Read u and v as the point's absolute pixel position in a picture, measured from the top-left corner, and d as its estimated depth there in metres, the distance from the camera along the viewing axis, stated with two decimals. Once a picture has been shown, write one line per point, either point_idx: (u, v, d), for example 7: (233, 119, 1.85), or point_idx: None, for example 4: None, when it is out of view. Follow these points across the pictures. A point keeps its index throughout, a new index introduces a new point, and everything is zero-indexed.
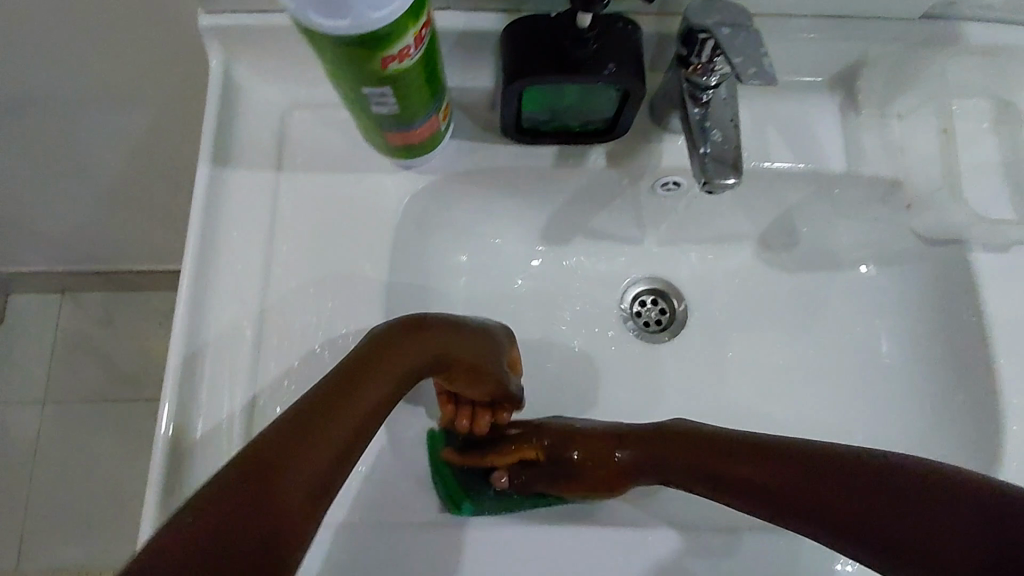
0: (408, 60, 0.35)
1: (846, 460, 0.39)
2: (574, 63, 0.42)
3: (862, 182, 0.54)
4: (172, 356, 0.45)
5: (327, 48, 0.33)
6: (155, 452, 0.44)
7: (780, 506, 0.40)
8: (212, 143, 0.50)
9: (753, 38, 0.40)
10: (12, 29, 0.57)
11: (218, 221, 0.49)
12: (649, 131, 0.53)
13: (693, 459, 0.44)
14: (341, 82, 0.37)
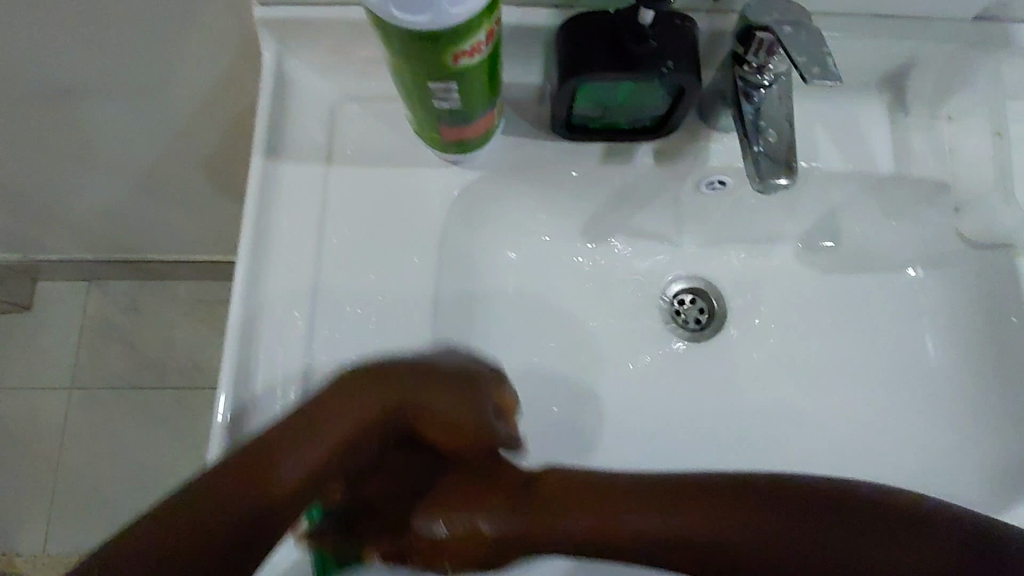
0: (477, 57, 0.36)
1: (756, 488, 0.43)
2: (632, 59, 0.42)
3: (911, 184, 0.54)
4: (227, 347, 0.46)
5: (402, 43, 0.34)
6: (211, 442, 0.45)
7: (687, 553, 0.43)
8: (265, 135, 0.50)
9: (817, 37, 0.40)
10: (61, 22, 0.57)
11: (271, 212, 0.49)
12: (698, 129, 0.53)
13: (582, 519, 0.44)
14: (408, 78, 0.37)
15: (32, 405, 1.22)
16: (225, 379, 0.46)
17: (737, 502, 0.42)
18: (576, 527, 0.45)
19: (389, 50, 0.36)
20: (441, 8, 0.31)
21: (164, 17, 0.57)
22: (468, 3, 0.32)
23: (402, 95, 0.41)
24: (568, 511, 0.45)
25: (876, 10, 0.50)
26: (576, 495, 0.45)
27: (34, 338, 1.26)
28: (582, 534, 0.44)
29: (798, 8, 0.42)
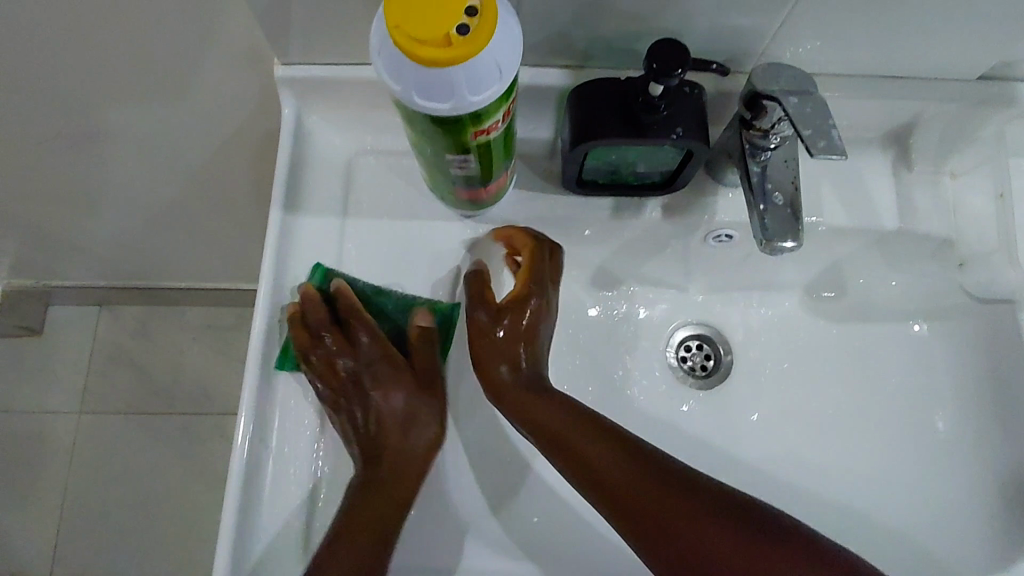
0: (493, 133, 0.38)
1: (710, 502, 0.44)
2: (642, 127, 0.44)
3: (914, 240, 0.55)
4: (246, 387, 0.48)
5: (424, 123, 0.36)
6: (229, 478, 0.46)
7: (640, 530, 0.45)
8: (284, 188, 0.51)
9: (822, 109, 0.41)
10: (89, 72, 0.59)
11: (289, 260, 0.51)
12: (705, 185, 0.54)
13: (573, 443, 0.48)
14: (428, 147, 0.40)
15: (41, 430, 1.23)
16: (242, 417, 0.47)
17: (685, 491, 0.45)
18: (563, 438, 0.48)
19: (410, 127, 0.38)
20: (461, 96, 0.33)
21: (186, 68, 0.58)
22: (486, 93, 0.34)
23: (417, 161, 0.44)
24: (549, 414, 0.49)
25: (881, 72, 0.52)
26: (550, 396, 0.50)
27: (44, 362, 1.27)
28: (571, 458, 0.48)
29: (804, 77, 0.43)
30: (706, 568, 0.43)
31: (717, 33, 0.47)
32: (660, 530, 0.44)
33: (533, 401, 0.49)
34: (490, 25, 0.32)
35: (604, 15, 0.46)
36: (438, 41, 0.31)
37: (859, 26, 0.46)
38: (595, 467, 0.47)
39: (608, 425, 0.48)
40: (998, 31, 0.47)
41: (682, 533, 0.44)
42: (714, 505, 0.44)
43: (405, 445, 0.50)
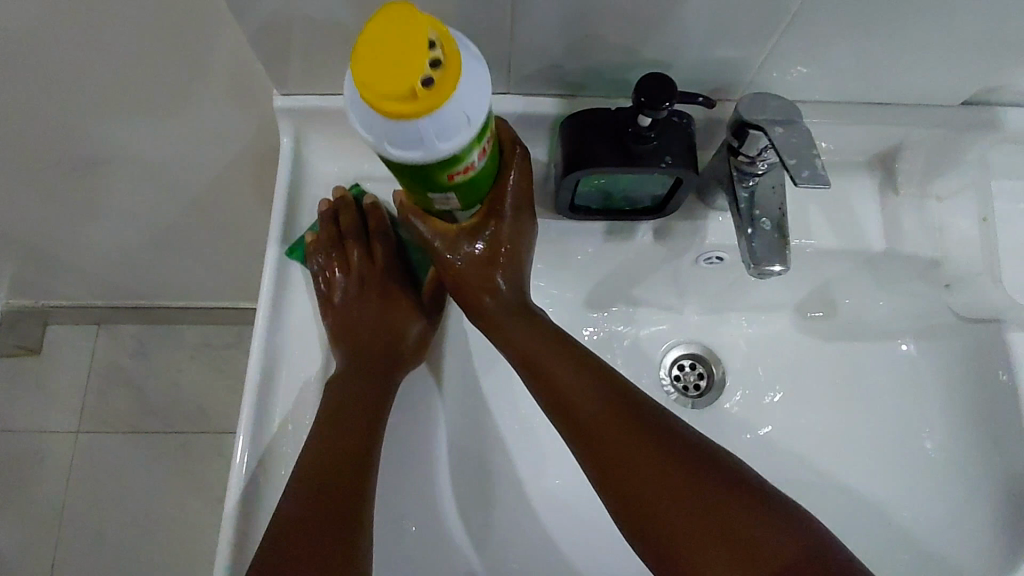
0: (471, 171, 0.41)
1: (668, 441, 0.44)
2: (633, 155, 0.45)
3: (901, 261, 0.56)
4: (244, 409, 0.49)
5: (404, 170, 0.39)
6: (228, 497, 0.48)
7: (592, 456, 0.46)
8: (281, 219, 0.54)
9: (806, 138, 0.42)
10: (90, 98, 0.60)
11: (289, 286, 0.54)
12: (695, 209, 0.55)
13: (540, 370, 0.49)
14: (410, 188, 0.43)
15: (39, 448, 1.23)
16: (240, 437, 0.49)
17: (646, 430, 0.45)
18: (534, 363, 0.49)
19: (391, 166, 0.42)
20: (433, 145, 0.36)
21: (187, 94, 0.60)
22: (455, 139, 0.37)
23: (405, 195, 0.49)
24: (523, 341, 0.50)
25: (864, 98, 0.53)
26: (529, 322, 0.51)
27: (42, 381, 1.27)
28: (538, 385, 0.49)
29: (789, 107, 0.44)
30: (657, 513, 0.43)
31: (704, 63, 0.48)
32: (611, 460, 0.45)
33: (529, 334, 0.50)
34: (450, 82, 0.34)
35: (595, 47, 0.47)
36: (402, 97, 0.33)
37: (840, 56, 0.48)
38: (579, 405, 0.47)
39: (584, 358, 0.49)
40: (977, 58, 0.48)
41: (634, 467, 0.44)
42: (672, 449, 0.44)
43: (390, 360, 0.54)
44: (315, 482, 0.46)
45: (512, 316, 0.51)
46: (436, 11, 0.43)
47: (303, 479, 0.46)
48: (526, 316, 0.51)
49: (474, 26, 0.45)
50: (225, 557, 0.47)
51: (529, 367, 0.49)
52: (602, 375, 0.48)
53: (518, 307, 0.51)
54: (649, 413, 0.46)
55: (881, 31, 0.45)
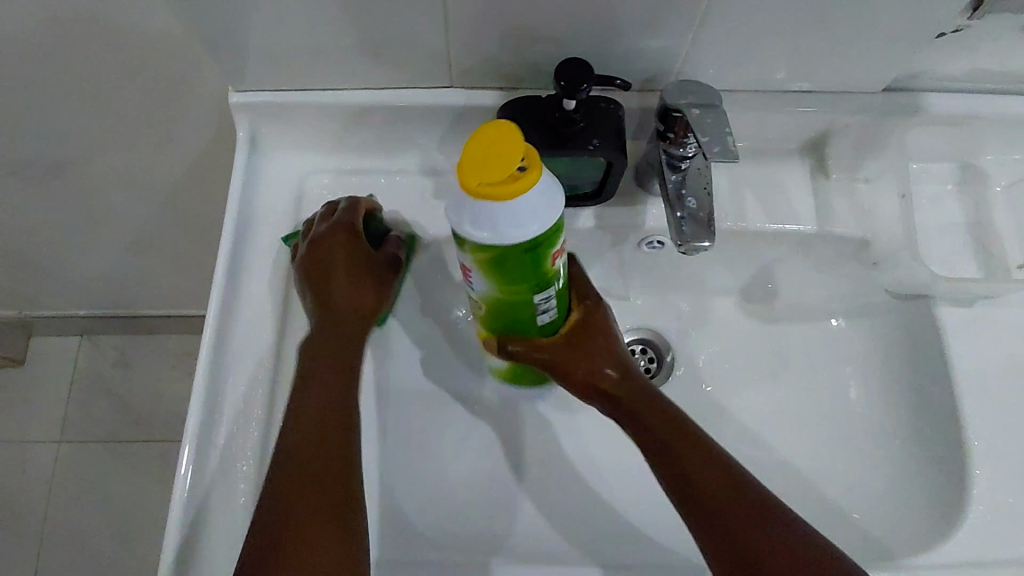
0: (560, 260, 0.45)
1: (779, 514, 0.42)
2: (561, 139, 0.48)
3: (835, 242, 0.58)
4: (190, 418, 0.50)
5: (514, 261, 0.41)
6: (173, 503, 0.49)
7: (703, 515, 0.43)
8: (234, 222, 0.55)
9: (720, 118, 0.45)
10: (59, 101, 0.63)
11: (239, 297, 0.55)
12: (635, 195, 0.58)
13: (660, 433, 0.46)
14: (512, 295, 0.45)
15: (21, 460, 1.24)
16: (185, 446, 0.50)
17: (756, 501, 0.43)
18: (653, 427, 0.47)
19: (484, 283, 0.44)
20: (541, 214, 0.39)
21: (153, 96, 0.63)
22: (555, 202, 0.40)
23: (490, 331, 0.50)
24: (642, 410, 0.48)
25: (790, 87, 0.56)
26: (653, 399, 0.48)
27: (25, 393, 1.28)
28: (655, 446, 0.46)
29: (709, 91, 0.47)
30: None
31: (631, 55, 0.51)
32: (725, 524, 0.42)
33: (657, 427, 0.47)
34: (538, 158, 0.39)
35: (527, 40, 0.50)
36: (513, 178, 0.37)
37: (759, 45, 0.51)
38: (699, 475, 0.44)
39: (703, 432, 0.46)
40: (889, 45, 0.51)
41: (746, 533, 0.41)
42: (783, 522, 0.42)
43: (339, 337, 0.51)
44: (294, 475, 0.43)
45: (626, 392, 0.49)
46: (374, 6, 0.46)
47: (285, 480, 0.43)
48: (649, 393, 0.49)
49: (411, 20, 0.48)
50: (169, 550, 0.48)
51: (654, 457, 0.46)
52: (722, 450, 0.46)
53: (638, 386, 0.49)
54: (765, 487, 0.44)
55: (793, 20, 0.48)
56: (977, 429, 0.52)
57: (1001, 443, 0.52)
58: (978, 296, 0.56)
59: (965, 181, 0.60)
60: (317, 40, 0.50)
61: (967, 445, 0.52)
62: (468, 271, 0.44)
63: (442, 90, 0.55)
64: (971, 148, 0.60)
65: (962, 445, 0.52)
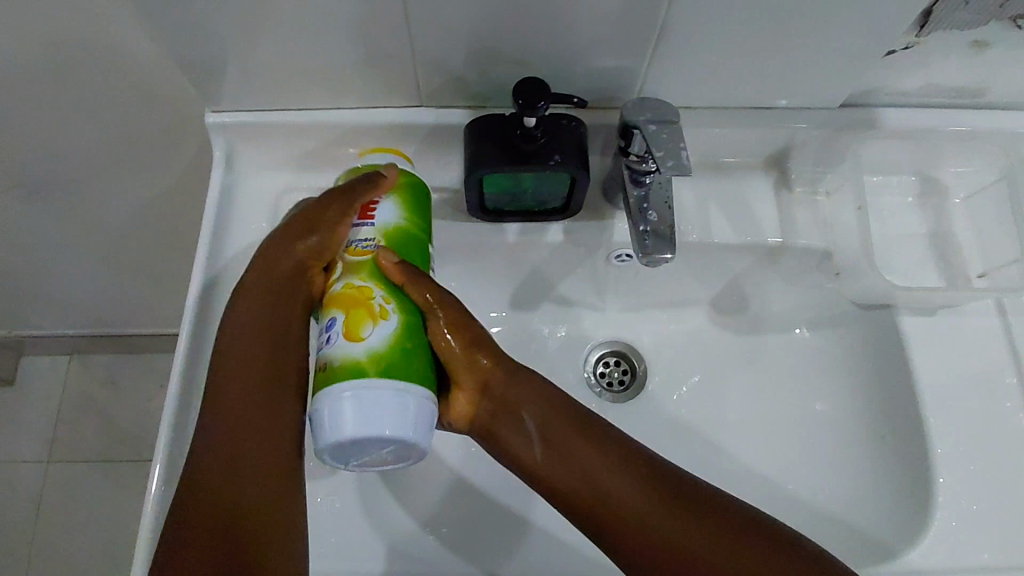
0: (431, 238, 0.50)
1: (695, 501, 0.44)
2: (524, 155, 0.50)
3: (799, 253, 0.59)
4: (160, 438, 0.51)
5: (416, 188, 0.48)
6: (141, 525, 0.49)
7: (613, 511, 0.45)
8: (209, 240, 0.57)
9: (675, 134, 0.47)
10: (41, 122, 0.65)
11: (212, 317, 0.55)
12: (602, 209, 0.59)
13: (554, 431, 0.48)
14: (408, 230, 0.46)
15: (8, 481, 1.24)
16: (155, 466, 0.50)
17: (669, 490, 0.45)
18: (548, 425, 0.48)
19: (392, 207, 0.46)
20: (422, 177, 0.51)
21: (133, 117, 0.64)
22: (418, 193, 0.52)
23: (374, 272, 0.43)
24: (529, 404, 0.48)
25: (750, 104, 0.57)
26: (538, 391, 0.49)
27: (13, 413, 1.28)
28: (552, 441, 0.48)
29: (666, 108, 0.49)
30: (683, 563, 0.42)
31: (593, 74, 0.53)
32: (632, 519, 0.44)
33: (569, 433, 0.48)
34: None
35: (491, 60, 0.52)
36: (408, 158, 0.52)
37: (716, 64, 0.53)
38: (603, 473, 0.46)
39: (603, 429, 0.48)
40: (843, 63, 0.53)
41: (656, 523, 0.44)
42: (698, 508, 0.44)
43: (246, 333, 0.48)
44: (219, 488, 0.43)
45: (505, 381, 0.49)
46: (343, 29, 0.48)
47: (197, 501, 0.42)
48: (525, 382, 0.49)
49: (379, 43, 0.49)
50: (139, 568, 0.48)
51: (566, 465, 0.47)
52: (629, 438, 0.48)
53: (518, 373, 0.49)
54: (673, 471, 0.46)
55: (748, 40, 0.50)
56: (940, 437, 0.53)
57: (964, 451, 0.53)
58: (939, 305, 0.58)
59: (925, 193, 0.62)
60: (289, 62, 0.52)
61: (931, 453, 0.53)
62: (373, 203, 0.46)
63: (412, 109, 0.57)
64: (929, 160, 0.62)
65: (926, 452, 0.53)
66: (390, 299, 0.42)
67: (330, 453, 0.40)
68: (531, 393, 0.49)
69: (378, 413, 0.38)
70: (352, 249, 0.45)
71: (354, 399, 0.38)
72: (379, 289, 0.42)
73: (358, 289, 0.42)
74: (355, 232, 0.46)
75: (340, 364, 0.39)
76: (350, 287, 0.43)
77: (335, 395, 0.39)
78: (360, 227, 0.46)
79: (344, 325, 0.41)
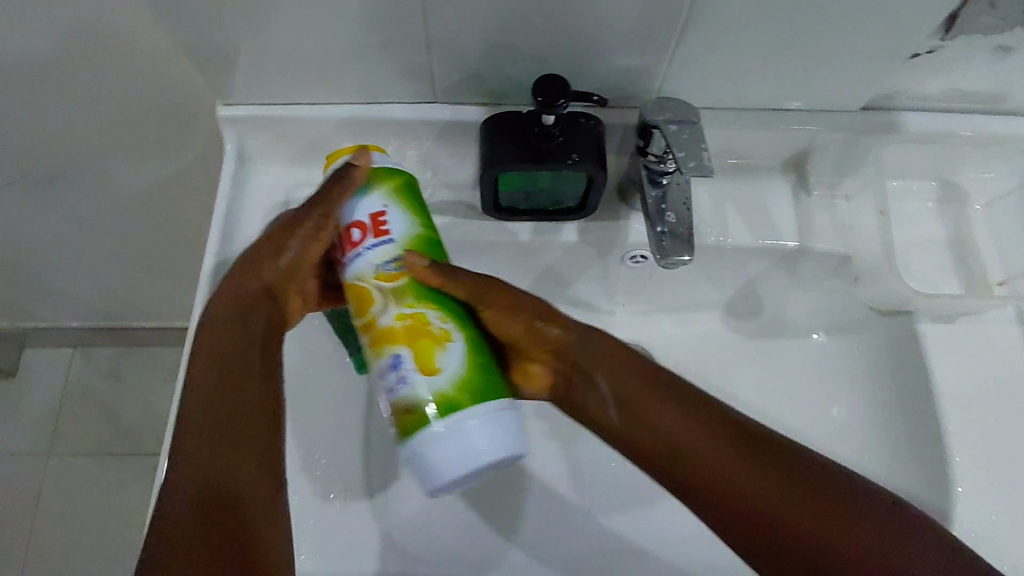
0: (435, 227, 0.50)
1: (780, 462, 0.43)
2: (541, 153, 0.49)
3: (817, 257, 0.58)
4: (166, 436, 0.50)
5: (409, 188, 0.46)
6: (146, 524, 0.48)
7: (697, 475, 0.44)
8: (219, 236, 0.56)
9: (696, 135, 0.46)
10: (49, 112, 0.64)
11: None
12: (617, 210, 0.58)
13: (626, 393, 0.47)
14: (425, 236, 0.45)
15: (8, 473, 1.23)
16: (162, 462, 0.49)
17: (754, 450, 0.44)
18: (621, 386, 0.47)
19: (403, 218, 0.44)
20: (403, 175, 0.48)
21: (144, 108, 0.63)
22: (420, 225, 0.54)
23: (418, 293, 0.43)
24: (602, 365, 0.48)
25: (769, 106, 0.57)
26: (609, 351, 0.48)
27: (15, 405, 1.28)
28: (626, 400, 0.47)
29: (686, 108, 0.48)
30: (776, 526, 0.42)
31: (611, 72, 0.52)
32: (719, 484, 0.43)
33: (643, 395, 0.47)
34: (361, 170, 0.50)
35: (509, 57, 0.51)
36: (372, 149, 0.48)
37: (736, 64, 0.52)
38: (685, 433, 0.45)
39: (679, 387, 0.47)
40: (866, 65, 0.52)
41: (745, 486, 0.43)
42: (784, 468, 0.43)
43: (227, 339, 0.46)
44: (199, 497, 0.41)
45: (572, 344, 0.48)
46: (359, 23, 0.47)
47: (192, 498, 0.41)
48: (594, 340, 0.49)
49: (395, 37, 0.49)
50: None
51: (632, 421, 0.47)
52: (705, 395, 0.47)
53: (586, 335, 0.49)
54: (757, 429, 0.45)
55: (772, 40, 0.50)
56: (960, 447, 0.52)
57: (983, 461, 0.52)
58: (960, 312, 0.57)
59: (945, 198, 0.61)
60: (303, 56, 0.51)
61: (949, 462, 0.52)
62: (381, 219, 0.44)
63: (426, 105, 0.56)
64: (950, 165, 0.61)
65: (944, 462, 0.52)
66: (445, 317, 0.43)
67: (443, 492, 0.41)
68: (604, 355, 0.48)
69: (486, 442, 0.39)
70: (379, 274, 0.43)
71: (460, 435, 0.39)
72: (433, 312, 0.43)
73: (414, 318, 0.42)
74: (371, 256, 0.43)
75: (432, 404, 0.40)
76: (401, 317, 0.42)
77: (441, 436, 0.39)
78: (383, 248, 0.43)
79: (417, 360, 0.41)
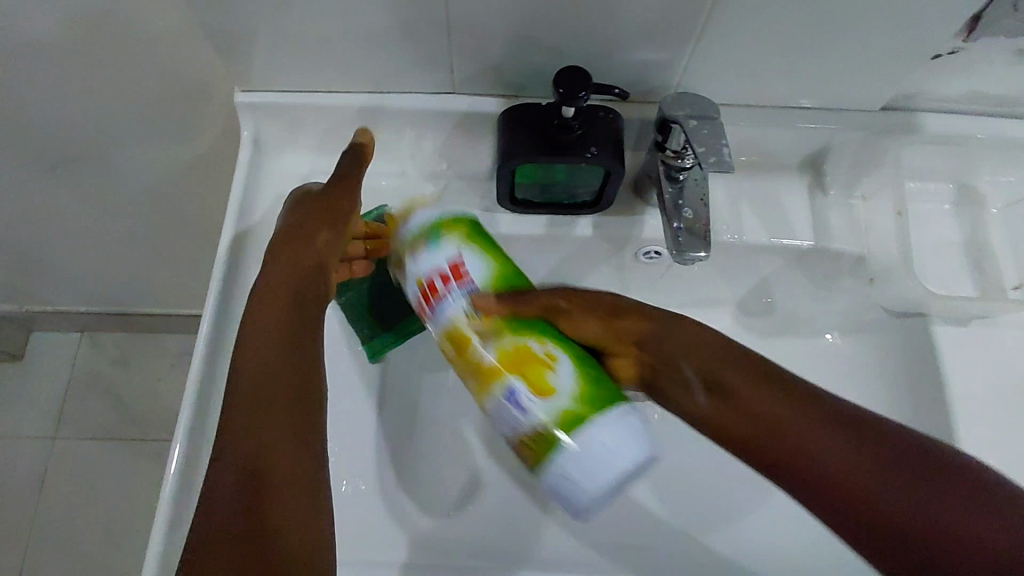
0: None
1: (882, 445, 0.40)
2: (560, 146, 0.49)
3: (832, 256, 0.58)
4: (180, 421, 0.50)
5: (473, 232, 0.48)
6: (158, 509, 0.48)
7: (789, 458, 0.41)
8: (235, 223, 0.56)
9: (716, 130, 0.46)
10: (67, 95, 0.64)
11: (234, 300, 0.54)
12: (632, 205, 0.58)
13: (713, 377, 0.46)
14: (502, 271, 0.47)
15: (15, 455, 1.23)
16: (175, 447, 0.49)
17: (852, 430, 0.40)
18: (707, 370, 0.46)
19: (478, 261, 0.47)
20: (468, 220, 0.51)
21: (161, 93, 0.63)
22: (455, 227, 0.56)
23: (512, 325, 0.44)
24: (684, 350, 0.47)
25: (788, 103, 0.56)
26: (691, 337, 0.48)
27: (22, 388, 1.28)
28: (713, 385, 0.46)
29: (706, 103, 0.48)
30: (881, 512, 0.38)
31: (631, 66, 0.52)
32: (813, 466, 0.40)
33: (731, 377, 0.45)
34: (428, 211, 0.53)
35: (529, 49, 0.51)
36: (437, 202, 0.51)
37: (756, 61, 0.51)
38: (775, 413, 0.43)
39: (768, 370, 0.45)
40: (887, 65, 0.52)
41: (844, 467, 0.39)
42: (888, 450, 0.39)
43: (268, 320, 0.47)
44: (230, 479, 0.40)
45: (653, 331, 0.48)
46: (381, 12, 0.47)
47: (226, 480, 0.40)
48: (673, 327, 0.48)
49: (416, 26, 0.48)
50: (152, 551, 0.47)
51: (734, 413, 0.44)
52: (802, 378, 0.44)
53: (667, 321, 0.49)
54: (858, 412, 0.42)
55: (792, 38, 0.49)
56: (972, 449, 0.52)
57: (997, 464, 0.52)
58: (974, 314, 0.56)
59: (961, 200, 0.61)
60: (322, 43, 0.51)
61: None
62: (458, 265, 0.46)
63: (444, 96, 0.56)
64: (968, 167, 0.61)
65: None
66: (546, 342, 0.44)
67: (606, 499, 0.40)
68: (685, 342, 0.48)
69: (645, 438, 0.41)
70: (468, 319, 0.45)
71: (629, 430, 0.40)
72: (535, 339, 0.44)
73: (517, 347, 0.43)
74: (456, 303, 0.45)
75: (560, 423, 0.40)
76: (504, 349, 0.43)
77: (609, 431, 0.40)
78: (467, 295, 0.46)
79: (531, 387, 0.42)
